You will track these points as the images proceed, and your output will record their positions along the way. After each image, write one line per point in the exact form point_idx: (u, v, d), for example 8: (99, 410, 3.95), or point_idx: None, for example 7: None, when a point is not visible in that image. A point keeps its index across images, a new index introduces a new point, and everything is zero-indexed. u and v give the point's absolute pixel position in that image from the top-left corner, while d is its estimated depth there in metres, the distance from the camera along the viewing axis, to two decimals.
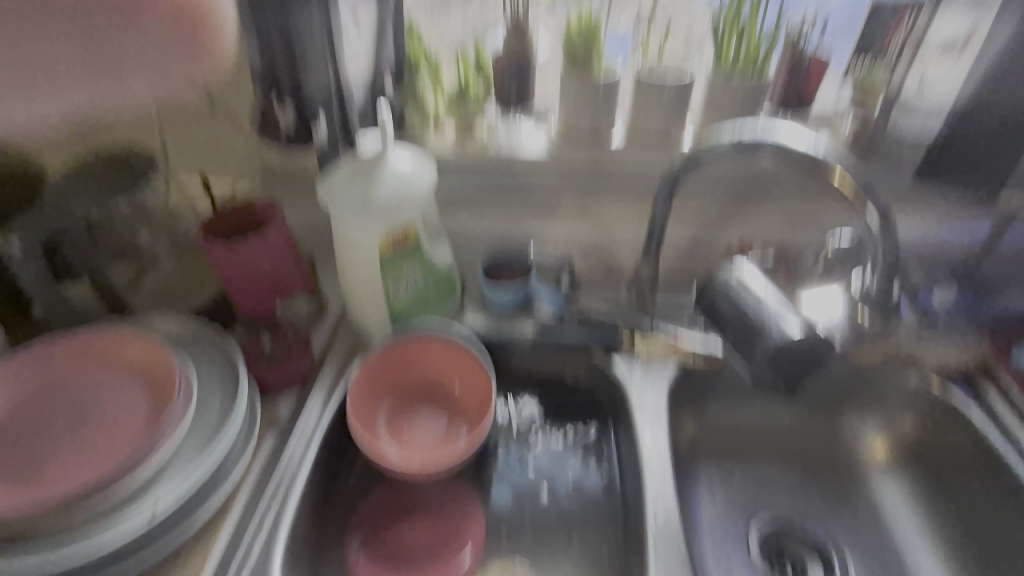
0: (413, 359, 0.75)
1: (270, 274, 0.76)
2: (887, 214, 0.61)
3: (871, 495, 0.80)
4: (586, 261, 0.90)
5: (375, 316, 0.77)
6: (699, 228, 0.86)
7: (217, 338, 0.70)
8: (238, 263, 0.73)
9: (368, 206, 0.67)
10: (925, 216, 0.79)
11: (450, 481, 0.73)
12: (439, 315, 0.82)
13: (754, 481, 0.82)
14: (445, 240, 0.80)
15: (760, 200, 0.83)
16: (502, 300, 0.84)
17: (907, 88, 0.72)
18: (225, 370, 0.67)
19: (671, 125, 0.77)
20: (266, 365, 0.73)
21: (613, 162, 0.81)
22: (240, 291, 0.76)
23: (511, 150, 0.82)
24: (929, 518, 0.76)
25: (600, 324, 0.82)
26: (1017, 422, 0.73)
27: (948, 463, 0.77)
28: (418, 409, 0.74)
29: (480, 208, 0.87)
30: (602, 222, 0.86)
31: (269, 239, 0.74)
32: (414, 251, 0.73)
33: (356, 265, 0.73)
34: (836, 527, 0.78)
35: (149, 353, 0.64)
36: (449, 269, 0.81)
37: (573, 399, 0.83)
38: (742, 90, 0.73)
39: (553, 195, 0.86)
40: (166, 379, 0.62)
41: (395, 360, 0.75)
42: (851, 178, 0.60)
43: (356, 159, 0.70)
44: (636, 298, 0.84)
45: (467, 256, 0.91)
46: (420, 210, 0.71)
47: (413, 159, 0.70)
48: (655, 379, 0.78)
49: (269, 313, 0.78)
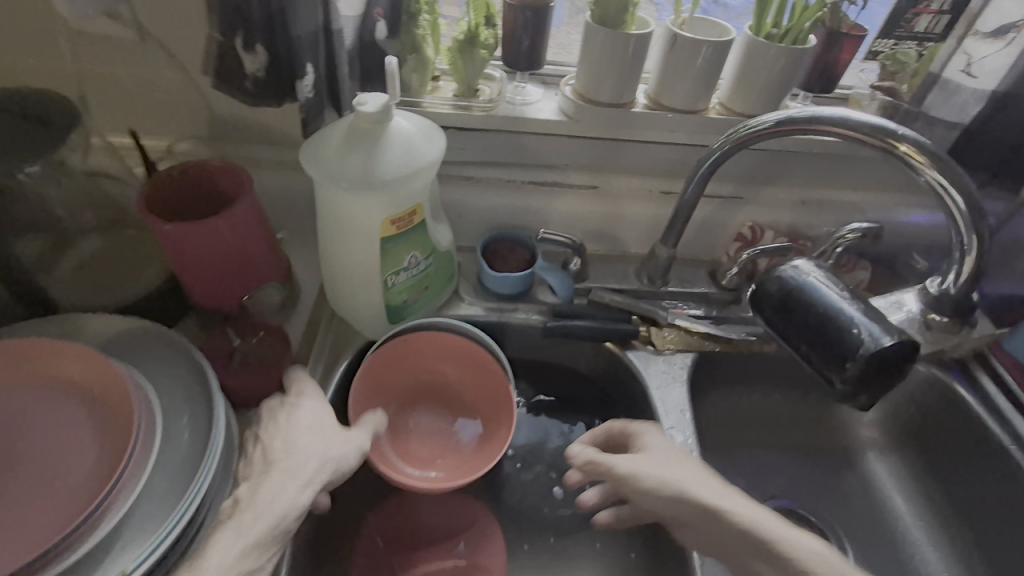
0: (418, 355, 0.68)
1: (234, 259, 0.61)
2: (976, 198, 0.50)
3: (863, 473, 0.80)
4: (589, 241, 0.83)
5: (366, 307, 0.66)
6: (713, 208, 0.80)
7: (178, 339, 0.56)
8: (198, 248, 0.58)
9: (372, 180, 0.55)
10: (925, 203, 0.80)
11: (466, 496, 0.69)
12: (436, 303, 0.72)
13: (752, 465, 0.80)
14: (444, 219, 0.70)
15: (773, 181, 0.80)
16: (506, 285, 0.74)
17: (949, 69, 0.67)
18: (191, 381, 0.54)
19: (699, 97, 0.70)
20: (238, 369, 0.61)
21: (633, 133, 0.72)
22: (196, 279, 0.61)
23: (520, 113, 0.71)
24: (920, 497, 0.76)
25: (612, 312, 0.75)
26: (1012, 408, 0.70)
27: (942, 444, 0.75)
28: (420, 412, 0.69)
29: (479, 179, 0.76)
30: (612, 198, 0.78)
31: (236, 216, 0.59)
32: (417, 234, 0.62)
33: (347, 249, 0.61)
34: (830, 507, 0.77)
35: (84, 365, 0.49)
36: (448, 252, 0.71)
37: (579, 389, 0.78)
38: (781, 60, 0.66)
39: (561, 166, 0.77)
40: (116, 397, 0.49)
41: (395, 358, 0.67)
42: (922, 150, 0.51)
43: (350, 121, 0.57)
44: (646, 283, 0.79)
45: (460, 233, 0.81)
46: (427, 187, 0.60)
47: (419, 125, 0.59)
48: (672, 371, 0.73)
49: (236, 303, 0.64)
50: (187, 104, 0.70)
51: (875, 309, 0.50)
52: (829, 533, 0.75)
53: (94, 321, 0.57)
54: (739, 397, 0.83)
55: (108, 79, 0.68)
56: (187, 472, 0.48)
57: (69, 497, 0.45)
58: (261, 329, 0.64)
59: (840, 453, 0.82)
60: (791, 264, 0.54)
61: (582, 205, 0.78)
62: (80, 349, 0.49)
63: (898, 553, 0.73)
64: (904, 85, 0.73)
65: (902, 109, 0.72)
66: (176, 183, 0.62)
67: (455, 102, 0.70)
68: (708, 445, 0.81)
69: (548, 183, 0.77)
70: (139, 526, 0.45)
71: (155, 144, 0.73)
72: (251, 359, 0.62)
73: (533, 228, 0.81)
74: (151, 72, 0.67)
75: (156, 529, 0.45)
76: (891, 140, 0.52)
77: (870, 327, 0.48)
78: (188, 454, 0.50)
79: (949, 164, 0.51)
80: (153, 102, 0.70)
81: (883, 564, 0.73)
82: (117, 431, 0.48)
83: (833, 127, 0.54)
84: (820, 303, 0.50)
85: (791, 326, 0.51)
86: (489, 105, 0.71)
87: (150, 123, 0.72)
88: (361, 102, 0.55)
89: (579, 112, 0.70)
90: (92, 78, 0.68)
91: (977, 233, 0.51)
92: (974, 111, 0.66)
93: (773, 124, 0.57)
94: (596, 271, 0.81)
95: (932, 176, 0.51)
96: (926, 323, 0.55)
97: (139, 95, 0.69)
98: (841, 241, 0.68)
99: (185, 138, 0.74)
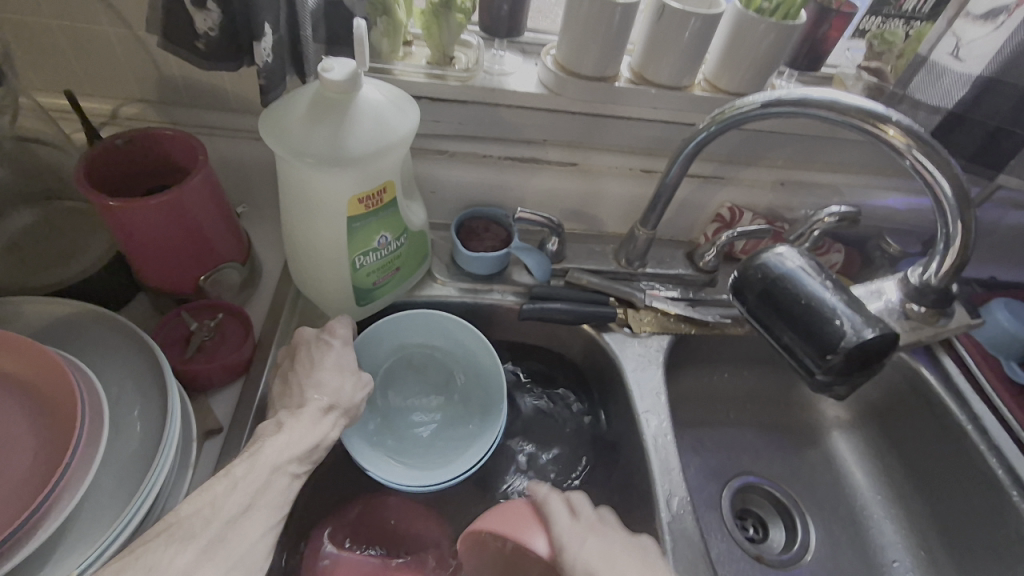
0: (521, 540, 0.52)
1: (189, 238, 0.56)
2: (961, 184, 0.48)
3: (828, 450, 0.81)
4: (567, 219, 0.80)
5: (334, 290, 0.62)
6: (695, 187, 0.78)
7: (128, 328, 0.52)
8: (147, 227, 0.53)
9: (339, 155, 0.51)
10: (900, 187, 0.81)
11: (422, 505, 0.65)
12: (408, 284, 0.70)
13: (724, 444, 0.80)
14: (418, 196, 0.66)
15: (753, 161, 0.79)
16: (480, 265, 0.71)
17: (937, 52, 0.66)
18: (143, 371, 0.50)
19: (685, 73, 0.67)
20: (194, 356, 0.57)
21: (616, 108, 0.69)
22: (145, 258, 0.56)
23: (497, 84, 0.67)
24: (882, 473, 0.78)
25: (589, 294, 0.73)
26: (971, 391, 0.72)
27: (905, 423, 0.76)
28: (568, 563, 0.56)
29: (454, 153, 0.72)
30: (591, 175, 0.76)
31: (190, 191, 0.54)
32: (388, 214, 0.59)
33: (313, 229, 0.57)
34: (796, 483, 0.79)
35: (22, 357, 0.44)
36: (422, 232, 0.68)
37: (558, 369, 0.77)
38: (770, 35, 0.63)
39: (539, 141, 0.74)
40: (59, 394, 0.44)
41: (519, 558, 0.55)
42: (907, 133, 0.49)
43: (316, 91, 0.52)
44: (624, 264, 0.77)
45: (434, 210, 0.77)
46: (399, 163, 0.57)
47: (391, 96, 0.55)
48: (649, 355, 0.71)
49: (190, 285, 0.60)
50: (131, 65, 0.64)
51: (857, 300, 0.48)
52: (794, 509, 0.76)
53: (27, 303, 0.52)
54: (713, 376, 0.82)
55: (36, 31, 0.61)
56: (140, 471, 0.45)
57: (6, 504, 0.41)
58: (219, 311, 0.60)
59: (807, 431, 0.83)
60: (773, 251, 0.52)
61: (561, 182, 0.75)
62: (16, 338, 0.44)
63: (860, 528, 0.75)
64: (889, 66, 0.72)
65: (887, 91, 0.71)
66: (121, 152, 0.56)
67: (428, 71, 0.66)
68: (681, 425, 0.81)
69: (526, 158, 0.74)
70: (85, 527, 0.42)
71: (95, 106, 0.67)
72: (208, 344, 0.58)
73: (510, 205, 0.77)
74: (86, 26, 0.60)
75: (104, 530, 0.42)
76: (879, 123, 0.50)
77: (852, 319, 0.46)
78: (139, 448, 0.47)
79: (936, 149, 0.48)
80: (94, 62, 0.63)
81: (845, 539, 0.74)
82: (60, 429, 0.43)
83: (820, 109, 0.53)
84: (801, 293, 0.48)
85: (773, 316, 0.49)
86: (465, 75, 0.66)
87: (89, 83, 0.66)
88: (326, 68, 0.50)
89: (560, 85, 0.67)
90: (18, 30, 0.60)
91: (964, 223, 0.48)
92: (958, 97, 0.65)
93: (760, 106, 0.55)
94: (573, 250, 0.79)
95: (916, 161, 0.49)
96: (905, 313, 0.51)
97: (76, 53, 0.63)
98: (818, 226, 0.65)
99: (131, 102, 0.67)
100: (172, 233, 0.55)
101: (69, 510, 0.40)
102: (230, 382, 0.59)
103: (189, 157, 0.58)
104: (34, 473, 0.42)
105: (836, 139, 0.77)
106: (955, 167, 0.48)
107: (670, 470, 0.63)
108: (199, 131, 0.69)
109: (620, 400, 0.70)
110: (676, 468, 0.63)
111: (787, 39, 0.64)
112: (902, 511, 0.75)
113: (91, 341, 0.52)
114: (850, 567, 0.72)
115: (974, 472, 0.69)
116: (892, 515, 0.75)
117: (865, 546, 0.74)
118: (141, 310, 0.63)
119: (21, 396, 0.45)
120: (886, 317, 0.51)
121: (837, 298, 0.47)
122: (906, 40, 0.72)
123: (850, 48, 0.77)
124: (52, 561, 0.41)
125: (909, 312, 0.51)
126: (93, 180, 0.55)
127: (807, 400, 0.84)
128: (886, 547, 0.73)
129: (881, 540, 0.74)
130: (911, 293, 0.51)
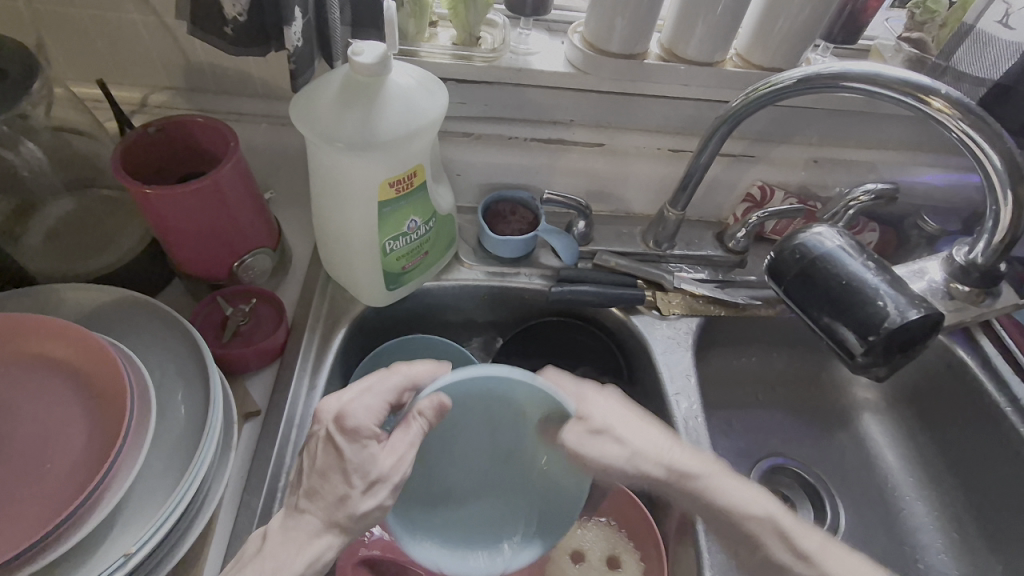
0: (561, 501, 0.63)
1: (220, 226, 0.57)
2: (1017, 158, 0.46)
3: (858, 432, 0.80)
4: (593, 202, 0.79)
5: (364, 275, 0.62)
6: (725, 165, 0.76)
7: (166, 314, 0.53)
8: (181, 213, 0.54)
9: (369, 140, 0.51)
10: (937, 162, 0.78)
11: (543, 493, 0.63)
12: (435, 269, 0.70)
13: (752, 426, 0.80)
14: (445, 179, 0.66)
15: (785, 139, 0.77)
16: (507, 249, 0.71)
17: (984, 19, 0.63)
18: (184, 355, 0.51)
19: (717, 48, 0.65)
20: (232, 341, 0.58)
21: (646, 86, 0.68)
22: (181, 246, 0.57)
23: (524, 63, 0.66)
24: (912, 453, 0.77)
25: (618, 277, 0.72)
26: (1011, 372, 0.70)
27: (938, 403, 0.75)
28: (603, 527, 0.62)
29: (479, 135, 0.72)
30: (618, 156, 0.75)
31: (220, 178, 0.54)
32: (418, 198, 0.58)
33: (343, 215, 0.57)
34: (824, 464, 0.78)
35: (70, 343, 0.46)
36: (450, 216, 0.67)
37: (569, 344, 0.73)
38: (806, 8, 0.62)
39: (566, 122, 0.73)
40: (106, 377, 0.45)
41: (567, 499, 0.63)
42: (956, 105, 0.47)
43: (344, 75, 0.52)
44: (651, 246, 0.76)
45: (460, 193, 0.77)
46: (428, 146, 0.56)
47: (420, 78, 0.54)
48: (677, 337, 0.71)
49: (224, 271, 0.61)
50: (158, 52, 0.64)
51: (900, 280, 0.47)
52: (823, 490, 0.75)
53: (70, 291, 0.53)
54: (742, 359, 0.81)
55: (66, 20, 0.61)
56: (186, 454, 0.46)
57: (60, 488, 0.42)
58: (252, 297, 0.61)
59: (836, 411, 0.82)
60: (811, 231, 0.50)
61: (588, 163, 0.74)
62: (64, 324, 0.45)
63: (891, 509, 0.74)
64: (931, 37, 0.69)
65: (929, 63, 0.68)
66: (152, 140, 0.57)
67: (454, 52, 0.65)
68: (709, 407, 0.80)
69: (552, 139, 0.73)
70: (139, 508, 0.43)
71: (125, 95, 0.67)
72: (244, 329, 0.59)
73: (535, 187, 0.76)
74: (116, 14, 0.61)
75: (156, 509, 0.43)
76: (923, 95, 0.48)
77: (896, 299, 0.45)
78: (183, 431, 0.48)
79: (986, 121, 0.47)
80: (122, 49, 0.64)
81: (875, 520, 0.73)
82: (109, 411, 0.44)
83: (861, 83, 0.51)
84: (841, 275, 0.47)
85: (813, 299, 0.48)
86: (491, 55, 0.65)
87: (119, 71, 0.66)
88: (357, 51, 0.50)
89: (589, 65, 0.66)
90: (49, 20, 0.61)
91: (1017, 197, 0.46)
92: (1005, 68, 0.63)
93: (797, 81, 0.54)
94: (600, 232, 0.78)
95: (965, 134, 0.47)
96: (950, 293, 0.50)
97: (104, 39, 0.63)
98: (852, 205, 0.65)
99: (160, 90, 0.68)
100: (205, 222, 0.56)
101: (123, 489, 0.41)
102: (264, 366, 0.60)
103: (219, 144, 0.58)
104: (87, 453, 0.43)
105: (872, 114, 0.74)
106: (1008, 139, 0.47)
107: (701, 453, 0.62)
108: (228, 118, 0.69)
109: (649, 385, 0.70)
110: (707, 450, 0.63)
111: (824, 11, 0.62)
112: (937, 494, 0.74)
113: (130, 326, 0.53)
114: (881, 546, 0.71)
115: (1015, 456, 0.67)
116: (925, 498, 0.74)
117: (895, 525, 0.73)
118: (178, 296, 0.64)
119: (66, 384, 0.46)
120: (930, 295, 0.50)
121: (878, 282, 0.46)
122: (950, 8, 0.67)
123: (888, 18, 0.74)
124: (110, 539, 0.42)
125: (954, 292, 0.50)
126: (126, 169, 0.56)
127: (837, 381, 0.83)
128: (921, 530, 0.72)
129: (912, 518, 0.73)
130: (956, 272, 0.50)
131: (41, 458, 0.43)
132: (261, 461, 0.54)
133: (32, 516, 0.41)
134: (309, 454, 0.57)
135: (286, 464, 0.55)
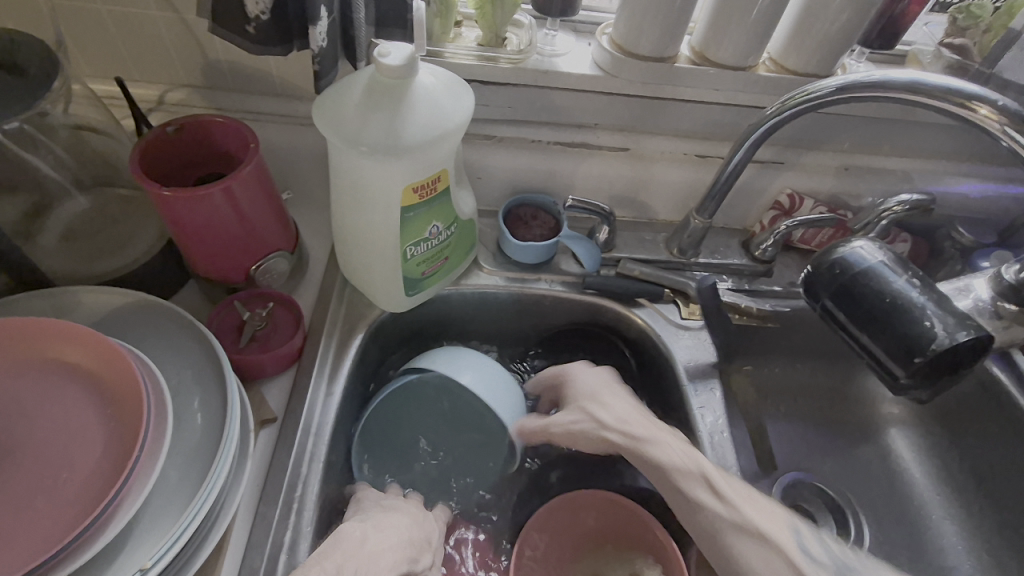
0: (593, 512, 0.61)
1: (237, 229, 0.55)
2: None
3: (884, 448, 0.78)
4: (616, 207, 0.77)
5: (385, 280, 0.61)
6: (753, 172, 0.74)
7: (182, 319, 0.52)
8: (200, 215, 0.53)
9: (393, 144, 0.49)
10: (973, 171, 0.76)
11: (572, 501, 0.60)
12: (454, 275, 0.68)
13: (776, 439, 0.77)
14: (467, 184, 0.64)
15: (816, 146, 0.75)
16: (529, 254, 0.70)
17: None
18: (201, 362, 0.50)
19: (750, 52, 0.63)
20: (249, 346, 0.57)
21: (676, 90, 0.66)
22: (199, 248, 0.56)
23: (551, 65, 0.65)
24: (939, 471, 0.75)
25: (642, 286, 0.70)
26: None
27: (969, 421, 0.73)
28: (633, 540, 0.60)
29: (502, 138, 0.70)
30: (644, 161, 0.73)
31: (240, 180, 0.53)
32: (440, 204, 0.57)
33: (364, 218, 0.55)
34: (850, 480, 0.76)
35: (85, 347, 0.44)
36: (471, 221, 0.66)
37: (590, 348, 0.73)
38: (845, 13, 0.60)
39: (591, 125, 0.71)
40: (122, 384, 0.44)
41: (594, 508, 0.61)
42: (1006, 113, 0.45)
43: (369, 76, 0.50)
44: (675, 253, 0.74)
45: (480, 197, 0.75)
46: (453, 150, 0.55)
47: (445, 79, 0.53)
48: (700, 349, 0.69)
49: (242, 274, 0.59)
50: (178, 49, 0.63)
51: (945, 298, 0.45)
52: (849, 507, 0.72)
53: (87, 294, 0.52)
54: (767, 371, 0.79)
55: (86, 15, 0.60)
56: (201, 463, 0.45)
57: (74, 500, 0.40)
58: (270, 301, 0.60)
59: (861, 426, 0.80)
60: (851, 245, 0.48)
61: (612, 168, 0.72)
62: (80, 328, 0.44)
63: (918, 529, 0.72)
64: (975, 42, 0.66)
65: (972, 70, 0.65)
66: (172, 140, 0.55)
67: (479, 53, 0.63)
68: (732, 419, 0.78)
69: (577, 142, 0.71)
70: (154, 518, 0.42)
71: (143, 92, 0.66)
72: (261, 334, 0.58)
73: (558, 191, 0.75)
74: (136, 10, 0.59)
75: (173, 521, 0.42)
76: (968, 103, 0.47)
77: (942, 319, 0.43)
78: (200, 440, 0.46)
79: None
80: (141, 47, 0.63)
81: (901, 539, 0.72)
82: (126, 419, 0.43)
83: (903, 91, 0.50)
84: (885, 291, 0.45)
85: (852, 317, 0.46)
86: (517, 56, 0.64)
87: (136, 68, 0.65)
88: (383, 52, 0.48)
89: (618, 67, 0.64)
90: (68, 15, 0.60)
91: None
92: None
93: (836, 89, 0.53)
94: (623, 239, 0.76)
95: (1017, 143, 0.45)
96: (996, 312, 0.48)
97: (123, 36, 0.62)
98: (887, 215, 0.63)
99: (178, 88, 0.67)
100: (222, 225, 0.54)
101: (140, 499, 0.40)
102: (282, 371, 0.59)
103: (238, 144, 0.57)
104: (102, 463, 0.42)
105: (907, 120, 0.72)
106: None
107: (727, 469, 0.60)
108: (246, 117, 0.68)
109: (670, 396, 0.68)
110: (732, 463, 0.61)
111: (864, 15, 0.60)
112: (965, 515, 0.71)
113: (146, 330, 0.51)
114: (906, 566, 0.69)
115: None
116: (954, 517, 0.72)
117: (923, 545, 0.71)
118: (192, 298, 0.63)
119: (80, 391, 0.44)
120: (974, 313, 0.48)
121: (925, 301, 0.44)
122: (996, 13, 0.65)
123: (928, 23, 0.71)
124: (124, 554, 0.40)
125: (1001, 311, 0.48)
126: (146, 168, 0.54)
127: (863, 396, 0.81)
128: (949, 551, 0.70)
129: (940, 538, 0.71)
130: (1004, 291, 0.48)
131: (55, 466, 0.42)
132: (277, 470, 0.52)
133: (43, 529, 0.39)
134: (326, 463, 0.56)
135: (302, 474, 0.53)
